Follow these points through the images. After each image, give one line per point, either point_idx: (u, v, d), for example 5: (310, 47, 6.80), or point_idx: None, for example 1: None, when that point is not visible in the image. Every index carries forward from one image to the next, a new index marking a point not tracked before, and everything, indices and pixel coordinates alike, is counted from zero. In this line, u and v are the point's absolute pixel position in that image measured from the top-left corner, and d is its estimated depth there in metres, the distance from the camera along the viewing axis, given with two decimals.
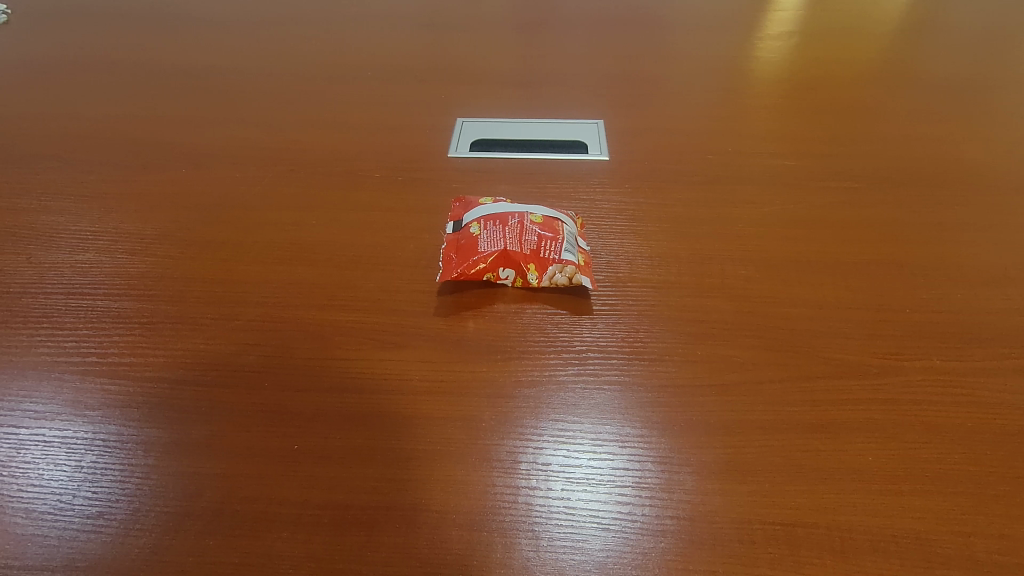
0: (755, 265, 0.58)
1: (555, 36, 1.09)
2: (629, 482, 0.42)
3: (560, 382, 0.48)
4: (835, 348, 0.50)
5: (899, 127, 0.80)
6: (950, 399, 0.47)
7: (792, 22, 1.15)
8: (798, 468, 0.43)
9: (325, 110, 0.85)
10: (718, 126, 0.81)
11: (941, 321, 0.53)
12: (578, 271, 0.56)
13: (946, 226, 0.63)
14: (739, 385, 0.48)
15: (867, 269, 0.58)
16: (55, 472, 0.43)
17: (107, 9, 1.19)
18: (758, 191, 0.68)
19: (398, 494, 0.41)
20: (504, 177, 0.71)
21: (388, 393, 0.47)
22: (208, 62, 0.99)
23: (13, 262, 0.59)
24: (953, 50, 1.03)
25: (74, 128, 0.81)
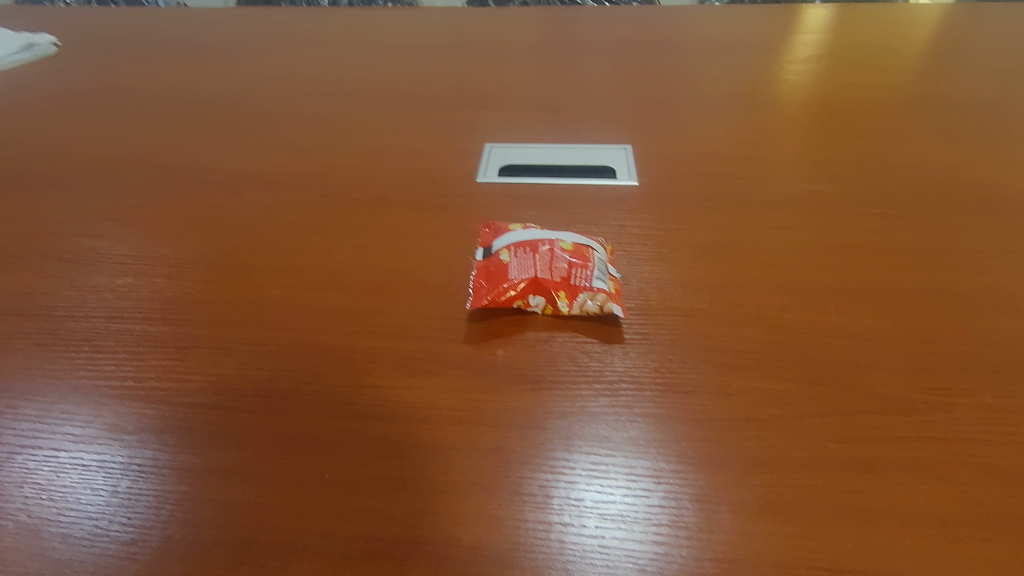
0: (790, 293, 0.57)
1: (581, 60, 1.10)
2: (664, 521, 0.41)
3: (592, 414, 0.47)
4: (878, 381, 0.49)
5: (935, 151, 0.79)
6: (1004, 438, 0.45)
7: (820, 43, 1.15)
8: (843, 509, 0.41)
9: (356, 136, 0.87)
10: (748, 149, 0.81)
11: (990, 353, 0.51)
12: (610, 299, 0.55)
13: (991, 254, 0.61)
14: (778, 420, 0.46)
15: (910, 299, 0.56)
16: (92, 497, 0.43)
17: (149, 38, 1.24)
18: (791, 218, 0.67)
19: (429, 528, 0.41)
20: (533, 202, 0.72)
21: (419, 422, 0.47)
22: (243, 88, 1.02)
23: (56, 286, 0.61)
24: (989, 70, 1.01)
25: (116, 153, 0.84)
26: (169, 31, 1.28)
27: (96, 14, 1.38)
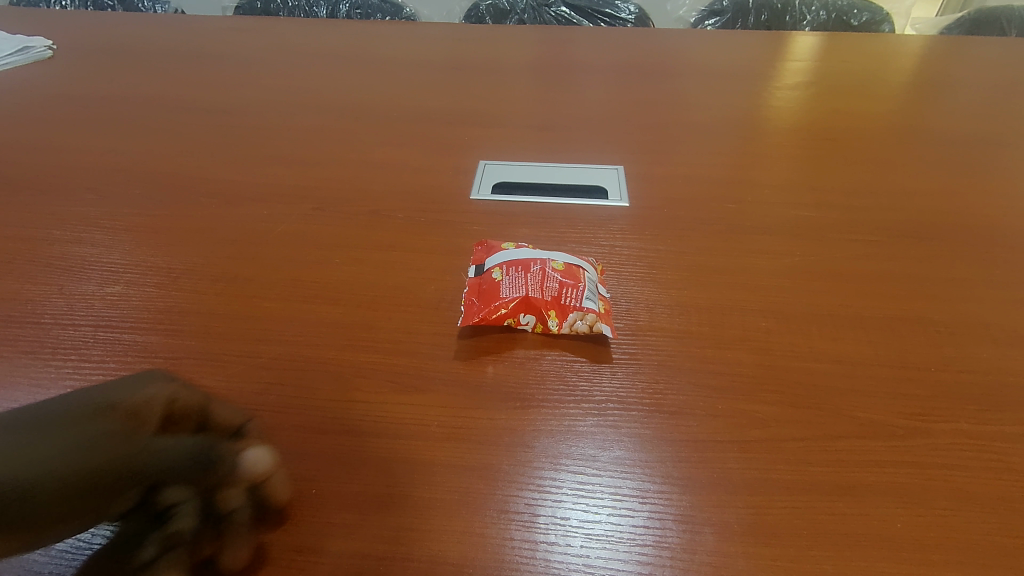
0: (775, 316, 0.58)
1: (576, 81, 1.11)
2: (648, 542, 0.41)
3: (579, 433, 0.48)
4: (859, 406, 0.50)
5: (916, 180, 0.81)
6: (980, 465, 0.46)
7: (807, 71, 1.18)
8: (824, 532, 0.42)
9: (351, 149, 0.88)
10: (736, 173, 0.82)
11: (968, 381, 0.52)
12: (599, 319, 0.56)
13: (970, 283, 0.63)
14: (762, 443, 0.47)
15: (891, 325, 0.57)
16: None
17: (147, 45, 1.25)
18: (777, 242, 0.69)
19: (415, 545, 0.41)
20: (525, 220, 0.72)
21: (407, 438, 0.47)
22: (239, 98, 1.03)
23: (45, 292, 0.61)
24: (971, 102, 1.04)
25: (109, 160, 0.84)
26: (166, 39, 1.28)
27: (94, 20, 1.39)
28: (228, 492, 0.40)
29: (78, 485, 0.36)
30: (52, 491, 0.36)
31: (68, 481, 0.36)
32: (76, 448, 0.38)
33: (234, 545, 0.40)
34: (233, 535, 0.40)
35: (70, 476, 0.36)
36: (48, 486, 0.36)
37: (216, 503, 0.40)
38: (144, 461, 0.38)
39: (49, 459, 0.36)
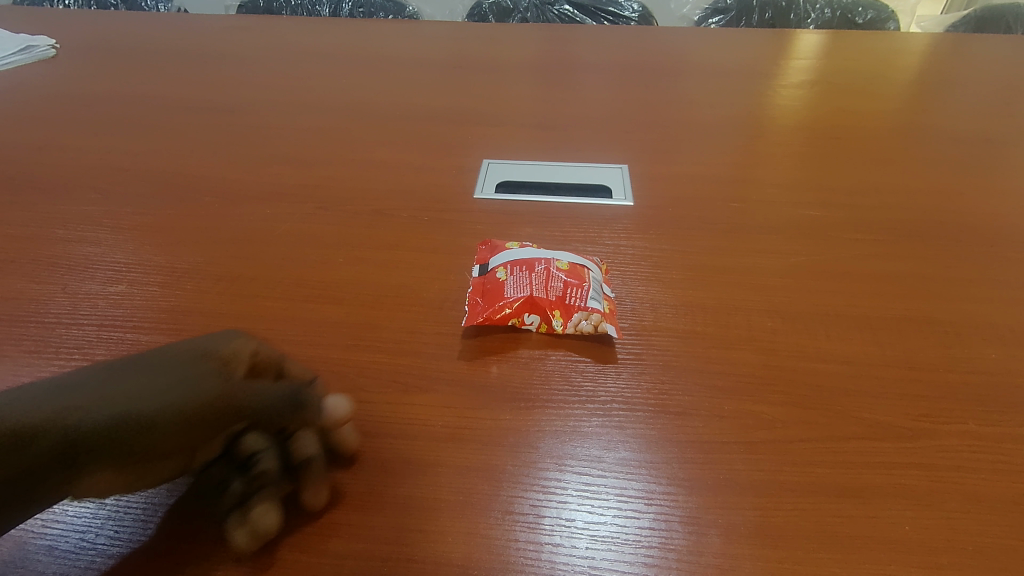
0: (781, 316, 0.58)
1: (579, 79, 1.11)
2: (654, 543, 0.41)
3: (583, 434, 0.47)
4: (866, 407, 0.49)
5: (922, 179, 0.80)
6: (989, 466, 0.45)
7: (812, 69, 1.17)
8: (831, 534, 0.41)
9: (353, 148, 0.88)
10: (741, 173, 0.82)
11: (976, 381, 0.52)
12: (604, 319, 0.56)
13: (978, 283, 0.62)
14: (769, 444, 0.47)
15: (898, 325, 0.57)
16: (79, 509, 0.43)
17: (150, 44, 1.25)
18: (782, 242, 0.68)
19: (419, 546, 0.41)
20: (529, 219, 0.72)
21: (411, 439, 0.47)
22: (242, 97, 1.03)
23: (48, 292, 0.61)
24: (977, 101, 1.03)
25: (112, 159, 0.84)
26: (169, 38, 1.28)
27: (97, 19, 1.39)
28: (308, 435, 0.43)
29: (184, 421, 0.39)
30: (161, 427, 0.38)
31: (175, 418, 0.39)
32: (178, 389, 0.40)
33: (313, 486, 0.42)
34: (312, 477, 0.42)
35: (176, 413, 0.39)
36: (156, 423, 0.38)
37: (296, 446, 0.43)
38: (240, 403, 0.41)
39: (155, 400, 0.39)
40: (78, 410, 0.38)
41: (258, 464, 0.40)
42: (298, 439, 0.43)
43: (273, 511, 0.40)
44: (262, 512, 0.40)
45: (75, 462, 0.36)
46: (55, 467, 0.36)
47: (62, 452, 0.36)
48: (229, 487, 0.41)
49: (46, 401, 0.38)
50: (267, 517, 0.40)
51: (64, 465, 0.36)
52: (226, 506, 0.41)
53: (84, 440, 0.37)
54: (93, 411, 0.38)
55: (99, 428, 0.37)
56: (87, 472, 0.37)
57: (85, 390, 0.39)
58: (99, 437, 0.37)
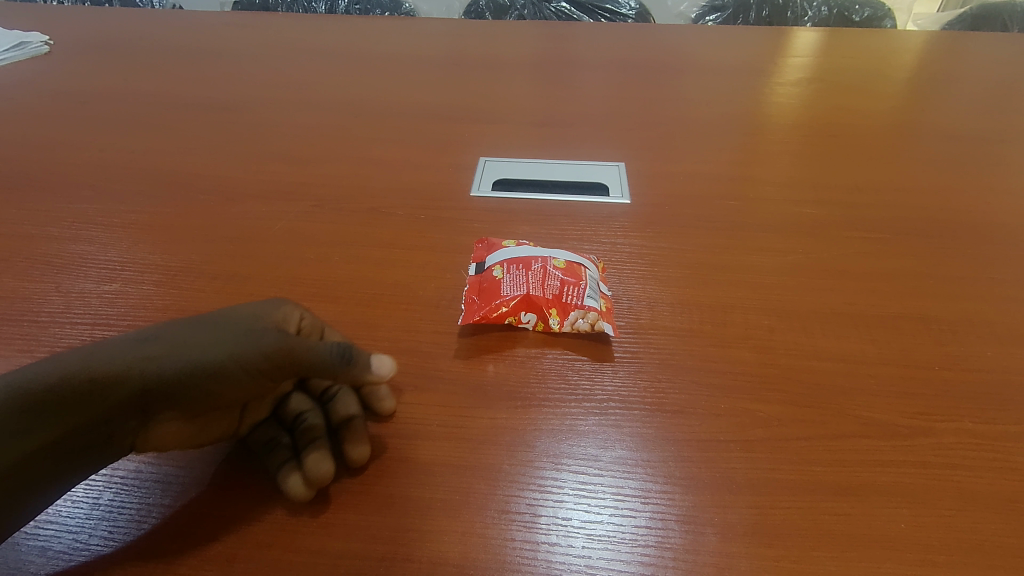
0: (778, 315, 0.58)
1: (576, 77, 1.11)
2: (652, 542, 0.41)
3: (581, 433, 0.47)
4: (863, 405, 0.49)
5: (919, 177, 0.80)
6: (984, 464, 0.45)
7: (809, 67, 1.17)
8: (827, 533, 0.41)
9: (350, 146, 0.87)
10: (738, 170, 0.82)
11: (972, 379, 0.52)
12: (601, 318, 0.56)
13: (974, 281, 0.62)
14: (765, 442, 0.47)
15: (895, 323, 0.57)
16: (73, 510, 0.43)
17: (145, 41, 1.24)
18: (779, 240, 0.68)
19: (416, 546, 0.41)
20: (526, 218, 0.72)
21: (407, 438, 0.47)
22: (238, 94, 1.02)
23: (42, 290, 0.60)
24: (973, 99, 1.03)
25: (107, 157, 0.83)
26: (165, 34, 1.28)
27: (91, 16, 1.38)
28: (349, 398, 0.47)
29: (245, 376, 0.41)
30: (225, 379, 0.41)
31: (238, 369, 0.41)
32: (241, 342, 0.42)
33: (357, 440, 0.45)
34: (357, 432, 0.45)
35: (239, 365, 0.41)
36: (221, 374, 0.41)
37: (338, 406, 0.46)
38: (298, 358, 0.42)
39: (219, 351, 0.41)
40: (151, 361, 0.40)
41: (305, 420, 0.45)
42: (338, 400, 0.47)
43: (327, 460, 0.43)
44: (316, 460, 0.43)
45: (150, 409, 0.40)
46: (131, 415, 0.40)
47: (138, 400, 0.40)
48: (280, 445, 0.45)
49: (121, 351, 0.41)
50: (322, 464, 0.43)
51: (140, 412, 0.40)
52: (279, 462, 0.44)
53: (154, 394, 0.40)
54: (163, 362, 0.40)
55: (170, 378, 0.40)
56: (159, 420, 0.41)
57: (157, 342, 0.42)
58: (170, 387, 0.40)
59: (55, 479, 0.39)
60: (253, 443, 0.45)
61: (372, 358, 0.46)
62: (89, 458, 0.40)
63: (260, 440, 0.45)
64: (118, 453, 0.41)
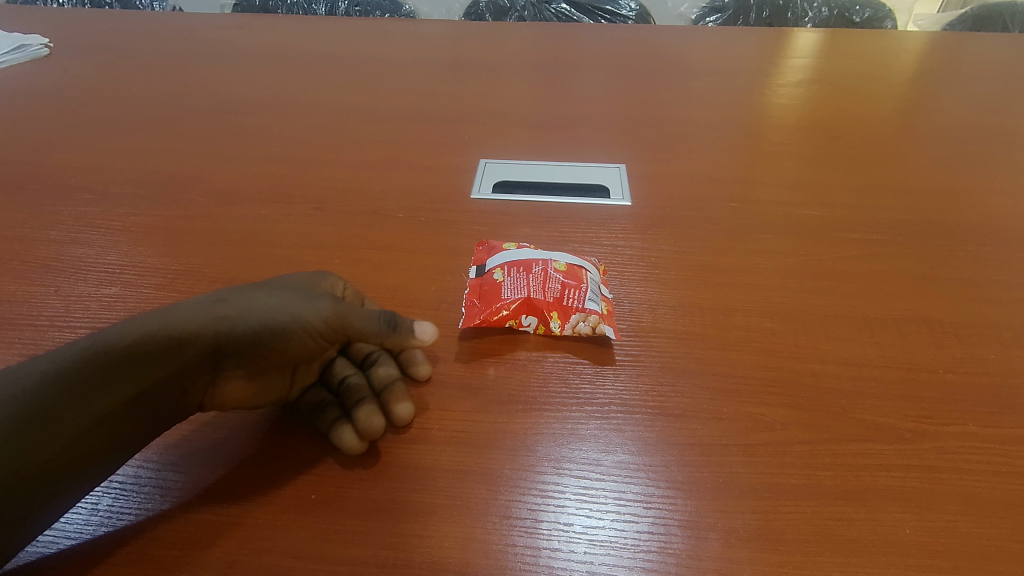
0: (780, 317, 0.58)
1: (576, 79, 1.11)
2: (653, 547, 0.41)
3: (582, 437, 0.47)
4: (866, 409, 0.49)
5: (921, 178, 0.80)
6: (988, 468, 0.45)
7: (809, 68, 1.17)
8: (830, 538, 0.41)
9: (349, 148, 0.87)
10: (739, 172, 0.82)
11: (975, 382, 0.51)
12: (602, 321, 0.55)
13: (977, 283, 0.62)
14: (767, 446, 0.46)
15: (897, 326, 0.57)
16: (71, 515, 0.42)
17: (145, 44, 1.24)
18: (780, 242, 0.68)
19: (416, 552, 0.40)
20: (526, 220, 0.72)
21: (408, 443, 0.47)
22: (237, 96, 1.02)
23: (41, 294, 0.60)
24: (974, 99, 1.03)
25: (107, 159, 0.83)
26: (165, 37, 1.27)
27: (92, 18, 1.38)
28: (389, 364, 0.50)
29: (304, 339, 0.44)
30: (288, 338, 0.44)
31: (299, 333, 0.44)
32: (300, 305, 0.45)
33: (401, 400, 0.48)
34: (399, 391, 0.48)
35: (300, 326, 0.44)
36: (284, 334, 0.44)
37: (380, 371, 0.49)
38: (349, 322, 0.45)
39: (281, 314, 0.44)
40: (221, 321, 0.43)
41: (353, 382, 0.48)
42: (379, 364, 0.50)
43: (378, 415, 0.46)
44: (368, 415, 0.46)
45: (219, 366, 0.43)
46: (203, 372, 0.43)
47: (208, 358, 0.43)
48: (329, 405, 0.47)
49: (193, 311, 0.43)
50: (373, 418, 0.46)
51: (210, 368, 0.43)
52: (331, 420, 0.46)
53: (222, 353, 0.43)
54: (231, 323, 0.43)
55: (239, 336, 0.43)
56: (226, 377, 0.44)
57: (224, 304, 0.45)
58: (238, 344, 0.43)
59: (135, 433, 0.42)
60: (302, 405, 0.48)
61: (415, 323, 0.47)
62: (164, 413, 0.43)
63: (310, 401, 0.47)
64: (188, 409, 0.45)
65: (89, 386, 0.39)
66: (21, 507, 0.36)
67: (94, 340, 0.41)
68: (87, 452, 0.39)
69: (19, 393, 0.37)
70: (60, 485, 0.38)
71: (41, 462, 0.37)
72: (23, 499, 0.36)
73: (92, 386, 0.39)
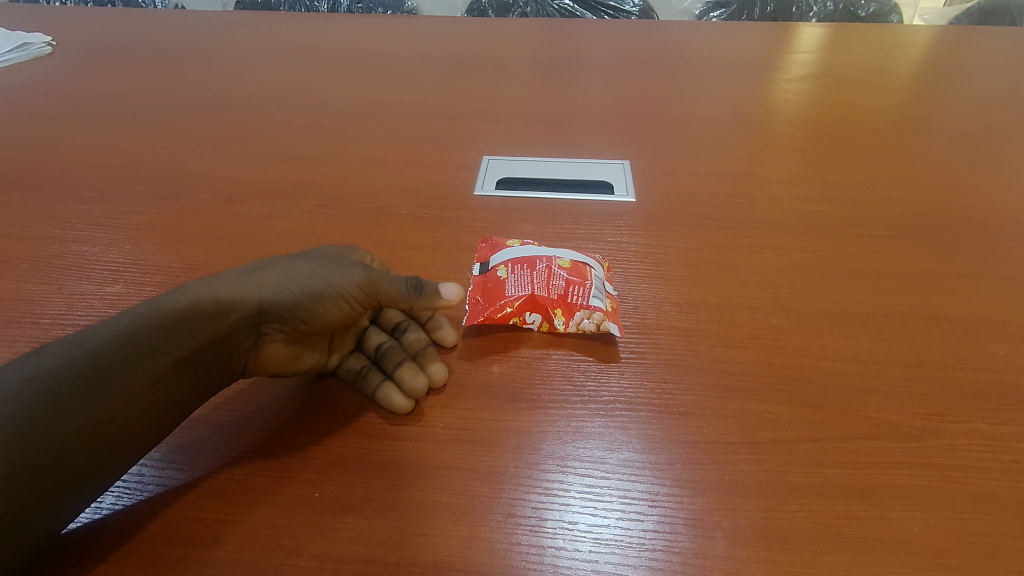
0: (786, 315, 0.57)
1: (579, 75, 1.10)
2: (659, 547, 0.40)
3: (586, 434, 0.47)
4: (873, 407, 0.48)
5: (927, 173, 0.79)
6: (998, 466, 0.45)
7: (814, 63, 1.16)
8: (838, 537, 0.41)
9: (350, 145, 0.87)
10: (744, 168, 0.81)
11: (983, 379, 0.51)
12: (607, 318, 0.55)
13: (985, 279, 0.62)
14: (774, 444, 0.46)
15: (905, 322, 0.56)
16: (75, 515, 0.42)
17: (147, 41, 1.24)
18: (787, 238, 0.67)
19: (420, 551, 0.40)
20: (530, 217, 0.71)
21: (412, 441, 0.47)
22: (239, 94, 1.02)
23: (44, 292, 0.60)
24: (981, 94, 1.02)
25: (109, 157, 0.83)
26: (167, 34, 1.27)
27: (94, 16, 1.38)
28: (419, 331, 0.54)
29: (340, 302, 0.47)
30: (326, 302, 0.47)
31: (335, 296, 0.47)
32: (335, 272, 0.48)
33: (436, 361, 0.51)
34: (431, 354, 0.52)
35: (336, 290, 0.47)
36: (321, 298, 0.47)
37: (412, 338, 0.53)
38: (380, 287, 0.48)
39: (318, 279, 0.47)
40: (265, 287, 0.46)
41: (389, 348, 0.51)
42: (409, 333, 0.53)
43: (421, 373, 0.49)
44: (412, 374, 0.49)
45: (262, 328, 0.46)
46: (248, 334, 0.46)
47: (252, 322, 0.45)
48: (371, 369, 0.50)
49: (238, 279, 0.46)
50: (417, 377, 0.49)
51: (254, 331, 0.46)
52: (376, 381, 0.49)
53: (265, 316, 0.46)
54: (272, 290, 0.46)
55: (282, 300, 0.46)
56: (268, 339, 0.47)
57: (265, 272, 0.47)
58: (282, 307, 0.46)
59: (184, 396, 0.43)
60: (343, 372, 0.51)
61: (440, 285, 0.50)
62: (213, 376, 0.45)
63: (350, 368, 0.50)
64: (233, 372, 0.47)
65: (147, 347, 0.40)
66: (87, 463, 0.38)
67: (148, 306, 0.42)
68: (146, 410, 0.40)
69: (78, 354, 0.38)
70: (122, 442, 0.39)
71: (102, 421, 0.38)
72: (79, 460, 0.37)
73: (150, 346, 0.40)
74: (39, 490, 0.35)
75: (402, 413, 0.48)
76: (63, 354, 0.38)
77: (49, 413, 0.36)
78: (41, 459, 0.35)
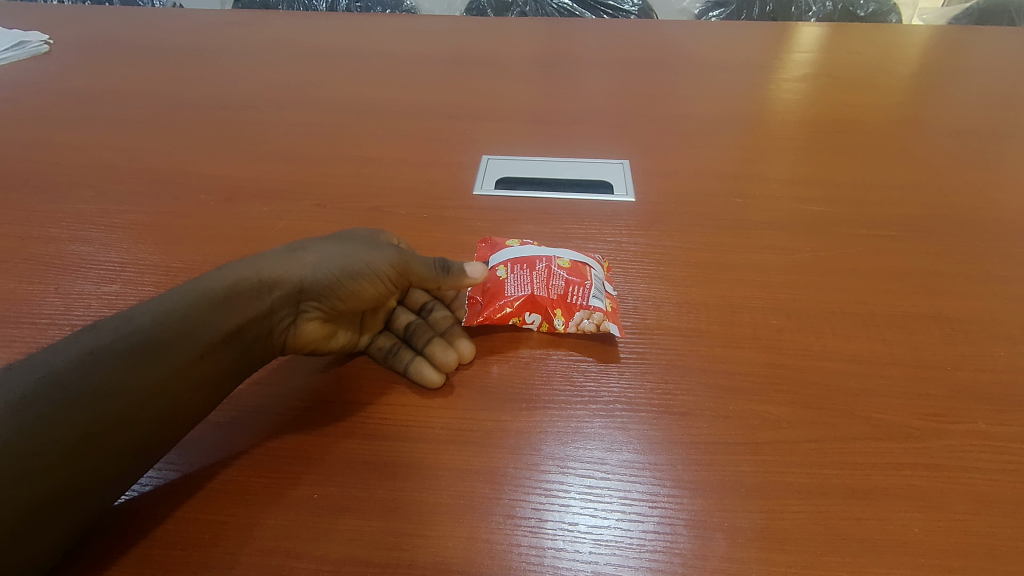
0: (787, 315, 0.57)
1: (577, 74, 1.10)
2: (659, 548, 0.40)
3: (586, 435, 0.47)
4: (874, 407, 0.48)
5: (925, 172, 0.79)
6: (998, 467, 0.45)
7: (813, 62, 1.16)
8: (839, 538, 0.41)
9: (348, 145, 0.86)
10: (744, 168, 0.81)
11: (984, 380, 0.51)
12: (607, 318, 0.54)
13: (984, 279, 0.61)
14: (773, 445, 0.46)
15: (905, 322, 0.56)
16: None
17: (145, 40, 1.23)
18: (786, 239, 0.67)
19: (419, 552, 0.40)
20: (529, 217, 0.71)
21: (412, 441, 0.46)
22: (237, 93, 1.02)
23: (41, 292, 0.60)
24: (980, 94, 1.02)
25: (107, 156, 0.83)
26: (165, 33, 1.27)
27: (91, 14, 1.37)
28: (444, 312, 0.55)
29: (374, 280, 0.48)
30: (360, 280, 0.47)
31: (369, 274, 0.48)
32: (368, 251, 0.49)
33: (463, 338, 0.53)
34: (457, 332, 0.53)
35: (369, 268, 0.48)
36: (356, 276, 0.47)
37: (439, 317, 0.55)
38: (411, 267, 0.49)
39: (353, 258, 0.48)
40: (302, 266, 0.46)
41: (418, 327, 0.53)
42: (435, 313, 0.55)
43: (451, 349, 0.51)
44: (442, 350, 0.51)
45: (301, 306, 0.46)
46: (287, 312, 0.46)
47: (291, 300, 0.46)
48: (401, 347, 0.52)
49: (277, 258, 0.47)
50: (447, 353, 0.51)
51: (293, 309, 0.46)
52: (407, 358, 0.51)
53: (304, 294, 0.46)
54: (310, 268, 0.46)
55: (321, 278, 0.46)
56: (306, 316, 0.47)
57: (302, 251, 0.48)
58: (320, 286, 0.46)
59: (232, 374, 0.44)
60: (373, 351, 0.52)
61: (466, 266, 0.52)
62: (254, 353, 0.46)
63: (381, 347, 0.52)
64: (274, 350, 0.47)
65: (191, 322, 0.41)
66: (145, 432, 0.38)
67: (192, 286, 0.43)
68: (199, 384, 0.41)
69: (132, 330, 0.39)
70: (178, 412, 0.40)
71: (153, 394, 0.39)
72: (136, 430, 0.38)
73: (196, 323, 0.41)
74: (82, 466, 0.35)
75: (433, 387, 0.50)
76: (117, 330, 0.39)
77: (105, 383, 0.37)
78: (91, 431, 0.36)
